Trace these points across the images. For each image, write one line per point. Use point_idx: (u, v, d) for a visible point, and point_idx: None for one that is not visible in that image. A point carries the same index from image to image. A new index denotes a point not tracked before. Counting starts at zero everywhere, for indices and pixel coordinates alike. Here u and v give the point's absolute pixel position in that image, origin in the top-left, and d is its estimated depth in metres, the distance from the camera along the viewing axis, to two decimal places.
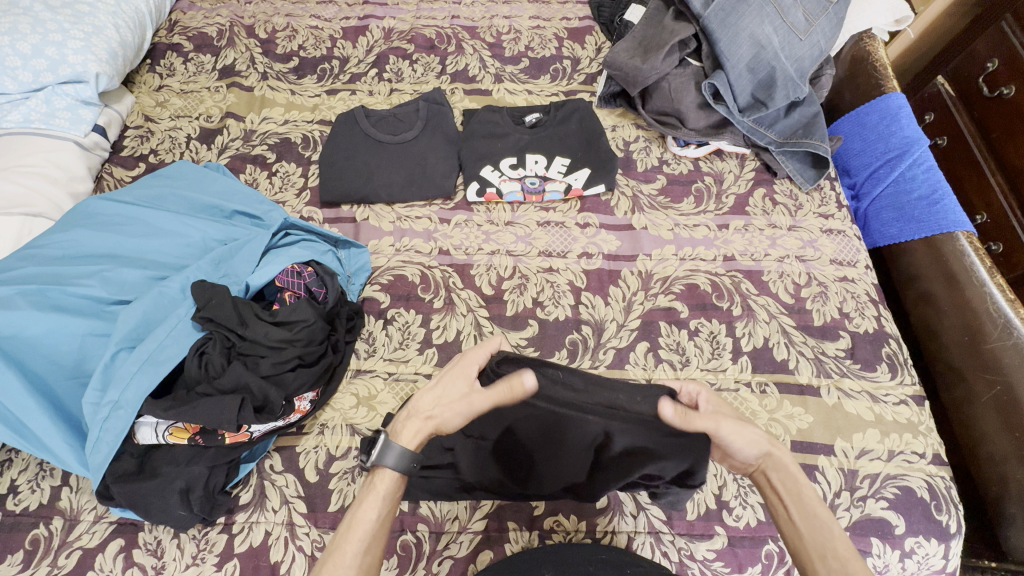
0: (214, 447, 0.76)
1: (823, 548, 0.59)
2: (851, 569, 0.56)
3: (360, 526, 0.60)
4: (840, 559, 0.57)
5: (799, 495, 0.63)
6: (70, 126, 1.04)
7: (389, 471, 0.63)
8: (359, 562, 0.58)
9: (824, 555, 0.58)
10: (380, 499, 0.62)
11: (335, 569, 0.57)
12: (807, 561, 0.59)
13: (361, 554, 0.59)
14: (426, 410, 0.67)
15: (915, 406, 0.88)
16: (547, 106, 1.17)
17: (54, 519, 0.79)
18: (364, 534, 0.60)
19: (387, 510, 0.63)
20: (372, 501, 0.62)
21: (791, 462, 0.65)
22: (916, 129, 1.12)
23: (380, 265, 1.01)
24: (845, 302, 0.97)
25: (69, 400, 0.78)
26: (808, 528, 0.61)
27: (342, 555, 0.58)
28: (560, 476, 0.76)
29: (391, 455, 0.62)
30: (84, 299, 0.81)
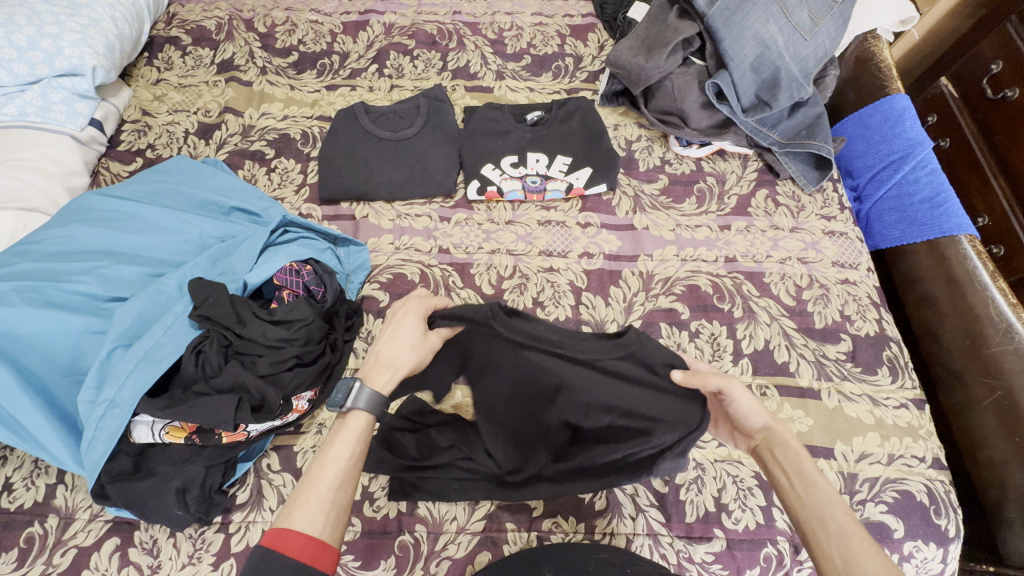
0: (211, 446, 0.75)
1: (821, 515, 0.58)
2: (850, 532, 0.56)
3: (332, 464, 0.61)
4: (839, 522, 0.57)
5: (800, 468, 0.61)
6: (65, 120, 1.02)
7: (361, 414, 0.64)
8: (331, 498, 0.59)
9: (823, 522, 0.58)
10: (353, 439, 0.63)
11: (307, 506, 0.58)
12: (811, 531, 0.58)
13: (333, 490, 0.59)
14: (391, 360, 0.68)
15: (915, 410, 0.88)
16: (549, 104, 1.16)
17: (49, 517, 0.79)
18: (338, 470, 0.60)
19: (361, 449, 0.63)
20: (344, 441, 0.63)
21: (790, 435, 0.64)
22: (920, 130, 1.11)
23: (379, 263, 1.01)
24: (847, 305, 0.97)
25: (65, 397, 0.77)
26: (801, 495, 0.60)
27: (314, 490, 0.59)
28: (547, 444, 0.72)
29: (363, 399, 0.64)
30: (80, 296, 0.80)
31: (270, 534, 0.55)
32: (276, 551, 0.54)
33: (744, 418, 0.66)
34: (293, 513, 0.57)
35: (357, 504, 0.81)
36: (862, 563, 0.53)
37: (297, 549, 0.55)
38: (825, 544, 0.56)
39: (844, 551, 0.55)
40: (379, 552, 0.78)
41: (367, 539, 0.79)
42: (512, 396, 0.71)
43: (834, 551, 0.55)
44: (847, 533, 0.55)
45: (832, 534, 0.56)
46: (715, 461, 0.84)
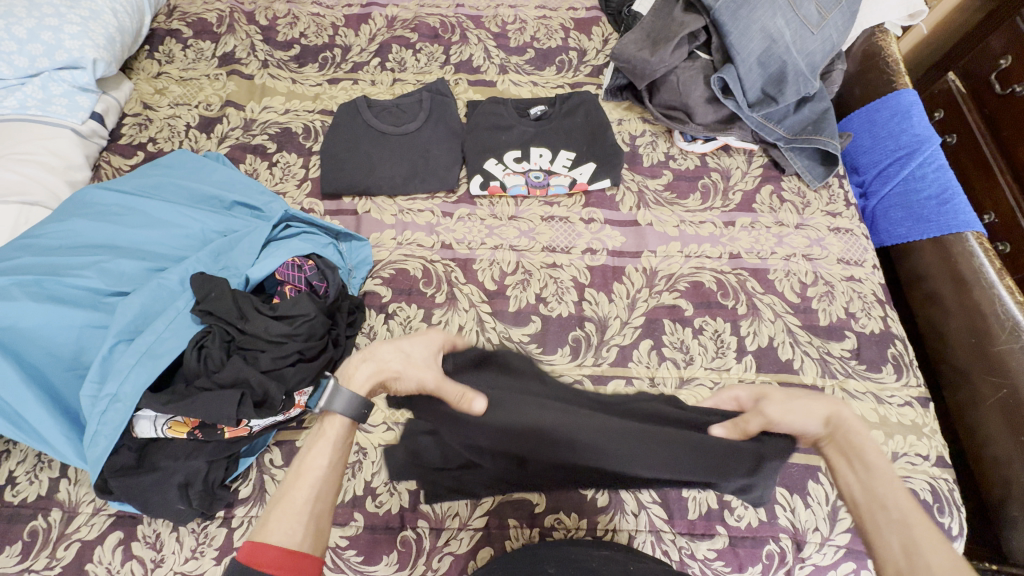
0: (214, 441, 0.75)
1: (882, 502, 0.62)
2: (911, 519, 0.58)
3: (310, 473, 0.61)
4: (902, 511, 0.60)
5: (864, 458, 0.68)
6: (67, 113, 1.02)
7: (336, 417, 0.66)
8: (309, 507, 0.59)
9: (886, 507, 0.61)
10: (328, 446, 0.64)
11: (283, 516, 0.57)
12: (872, 518, 0.61)
13: (310, 500, 0.59)
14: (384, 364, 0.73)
15: (920, 408, 0.88)
16: (552, 99, 1.15)
17: (53, 511, 0.79)
18: (314, 480, 0.61)
19: (337, 457, 0.64)
20: (321, 449, 0.64)
21: (856, 434, 0.71)
22: (927, 126, 1.10)
23: (382, 258, 1.00)
24: (852, 302, 0.96)
25: (68, 392, 0.77)
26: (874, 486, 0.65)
27: (289, 502, 0.58)
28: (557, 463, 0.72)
29: (337, 402, 0.65)
30: (82, 290, 0.80)
31: (244, 549, 0.52)
32: (254, 568, 0.50)
33: (801, 425, 0.72)
34: (266, 525, 0.55)
35: (359, 500, 0.81)
36: (925, 549, 0.53)
37: (280, 563, 0.52)
38: (886, 535, 0.58)
39: (905, 540, 0.55)
40: (381, 548, 0.78)
41: (369, 534, 0.79)
42: (512, 442, 0.70)
43: (893, 538, 0.56)
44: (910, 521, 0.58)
45: (893, 521, 0.59)
46: None
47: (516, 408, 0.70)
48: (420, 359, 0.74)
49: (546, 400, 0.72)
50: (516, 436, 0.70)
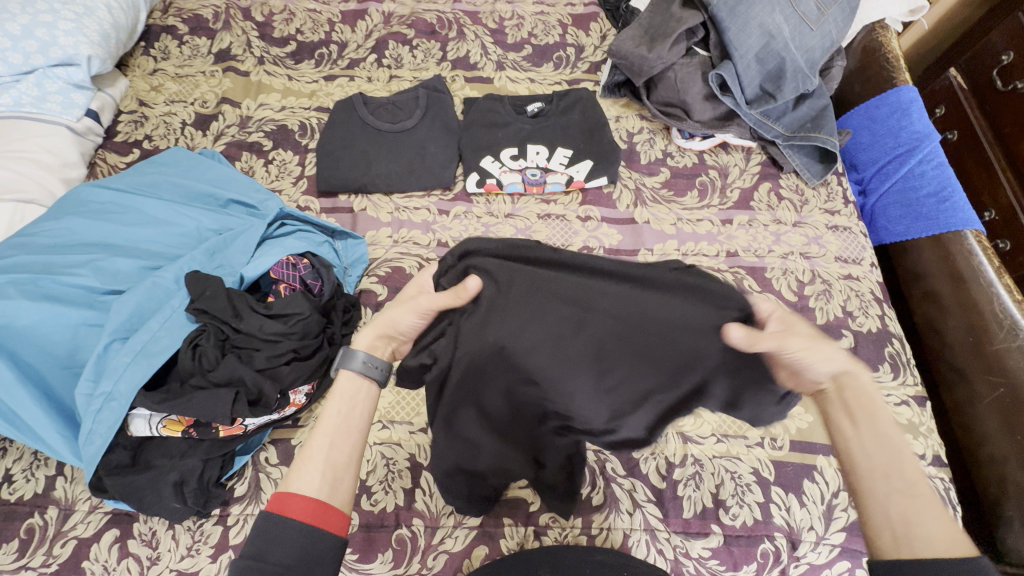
0: (208, 440, 0.75)
1: (886, 468, 0.55)
2: (915, 492, 0.54)
3: (330, 420, 0.62)
4: (905, 481, 0.54)
5: (868, 407, 0.60)
6: (62, 110, 1.02)
7: (352, 374, 0.65)
8: (328, 457, 0.60)
9: (889, 474, 0.55)
10: (345, 399, 0.64)
11: (304, 466, 0.58)
12: (865, 484, 0.56)
13: (328, 449, 0.60)
14: (390, 319, 0.68)
15: (916, 408, 0.88)
16: (550, 95, 1.14)
17: (49, 509, 0.79)
18: (330, 428, 0.62)
19: (356, 408, 0.65)
20: (338, 402, 0.64)
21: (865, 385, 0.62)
22: (928, 123, 1.09)
23: (378, 256, 1.00)
24: (849, 301, 0.96)
25: (63, 390, 0.77)
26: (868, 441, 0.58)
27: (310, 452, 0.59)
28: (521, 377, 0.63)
29: (353, 360, 0.65)
30: (76, 289, 0.80)
31: (272, 499, 0.55)
32: (281, 514, 0.54)
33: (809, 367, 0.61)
34: (290, 477, 0.57)
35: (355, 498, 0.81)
36: (922, 521, 0.51)
37: (303, 513, 0.54)
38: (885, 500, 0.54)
39: (904, 511, 0.53)
40: (376, 546, 0.78)
41: (365, 532, 0.79)
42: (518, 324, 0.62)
43: (892, 509, 0.53)
44: (912, 497, 0.53)
45: (896, 491, 0.54)
46: (714, 457, 0.84)
47: (507, 324, 0.63)
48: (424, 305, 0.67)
49: (537, 301, 0.63)
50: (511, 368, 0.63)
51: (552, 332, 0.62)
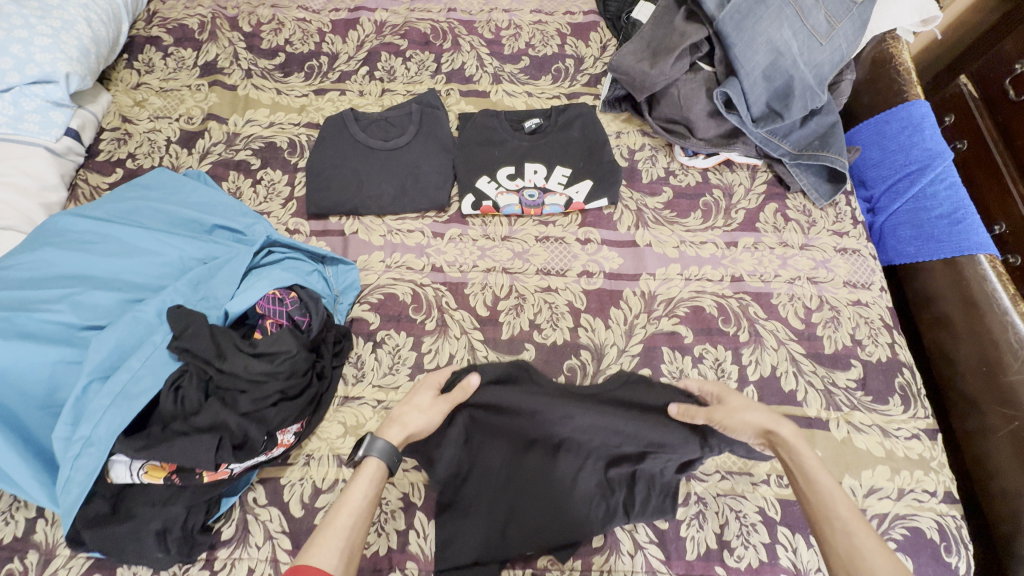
0: (191, 487, 0.72)
1: (826, 510, 0.60)
2: (855, 529, 0.58)
3: (350, 503, 0.62)
4: (845, 521, 0.58)
5: (800, 464, 0.65)
6: (40, 130, 0.98)
7: (376, 461, 0.67)
8: (347, 538, 0.59)
9: (829, 517, 0.60)
10: (367, 482, 0.65)
11: (323, 544, 0.58)
12: (818, 528, 0.61)
13: (350, 529, 0.60)
14: (408, 418, 0.73)
15: (928, 441, 0.85)
16: (548, 111, 1.10)
17: (29, 553, 0.77)
18: (353, 511, 0.62)
19: (375, 490, 0.65)
20: (361, 482, 0.65)
21: (789, 432, 0.68)
22: (941, 140, 1.05)
23: (370, 282, 0.96)
24: (858, 328, 0.93)
25: (41, 432, 0.74)
26: (820, 496, 0.62)
27: (331, 527, 0.59)
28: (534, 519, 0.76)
29: (377, 446, 0.68)
30: (53, 325, 0.77)
31: (286, 573, 0.54)
32: None
33: (743, 418, 0.70)
34: (309, 552, 0.57)
35: None
36: (871, 562, 0.54)
37: None
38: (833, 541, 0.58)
39: (851, 548, 0.57)
40: None
41: None
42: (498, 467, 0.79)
43: (841, 549, 0.57)
44: (852, 531, 0.57)
45: (839, 531, 0.58)
46: (718, 495, 0.81)
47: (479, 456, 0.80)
48: (428, 403, 0.75)
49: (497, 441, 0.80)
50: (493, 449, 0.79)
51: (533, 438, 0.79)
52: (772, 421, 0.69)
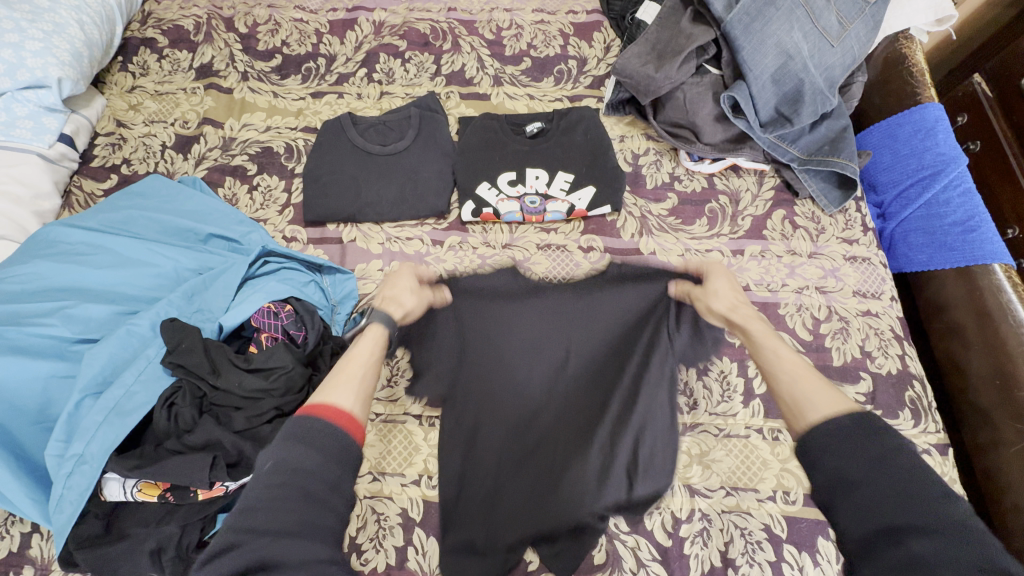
0: (187, 503, 0.71)
1: (781, 375, 0.70)
2: (803, 380, 0.67)
3: (358, 358, 0.73)
4: (797, 378, 0.67)
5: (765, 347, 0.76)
6: (32, 137, 0.96)
7: (379, 326, 0.79)
8: (360, 383, 0.68)
9: (787, 379, 0.69)
10: (372, 342, 0.76)
11: (339, 387, 0.66)
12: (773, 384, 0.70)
13: (361, 375, 0.70)
14: (396, 297, 0.85)
15: (938, 457, 0.83)
16: (550, 114, 1.08)
17: (25, 569, 0.76)
18: (362, 363, 0.72)
19: (378, 353, 0.76)
20: (366, 342, 0.76)
21: (760, 328, 0.79)
22: (954, 145, 1.02)
23: (368, 292, 0.95)
24: (868, 340, 0.90)
25: (34, 448, 0.73)
26: (774, 364, 0.72)
27: (344, 375, 0.69)
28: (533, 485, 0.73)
29: (377, 316, 0.81)
30: (46, 339, 0.76)
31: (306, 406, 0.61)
32: (316, 414, 0.59)
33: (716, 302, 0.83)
34: (327, 391, 0.65)
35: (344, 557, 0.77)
36: (812, 397, 0.62)
37: (338, 417, 0.60)
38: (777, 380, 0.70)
39: (800, 395, 0.64)
40: None
41: None
42: (489, 435, 0.77)
43: (784, 389, 0.67)
44: (800, 381, 0.66)
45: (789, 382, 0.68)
46: (723, 512, 0.80)
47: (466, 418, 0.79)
48: (410, 286, 0.87)
49: (483, 404, 0.79)
50: (481, 412, 0.78)
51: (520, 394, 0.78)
52: (744, 318, 0.81)
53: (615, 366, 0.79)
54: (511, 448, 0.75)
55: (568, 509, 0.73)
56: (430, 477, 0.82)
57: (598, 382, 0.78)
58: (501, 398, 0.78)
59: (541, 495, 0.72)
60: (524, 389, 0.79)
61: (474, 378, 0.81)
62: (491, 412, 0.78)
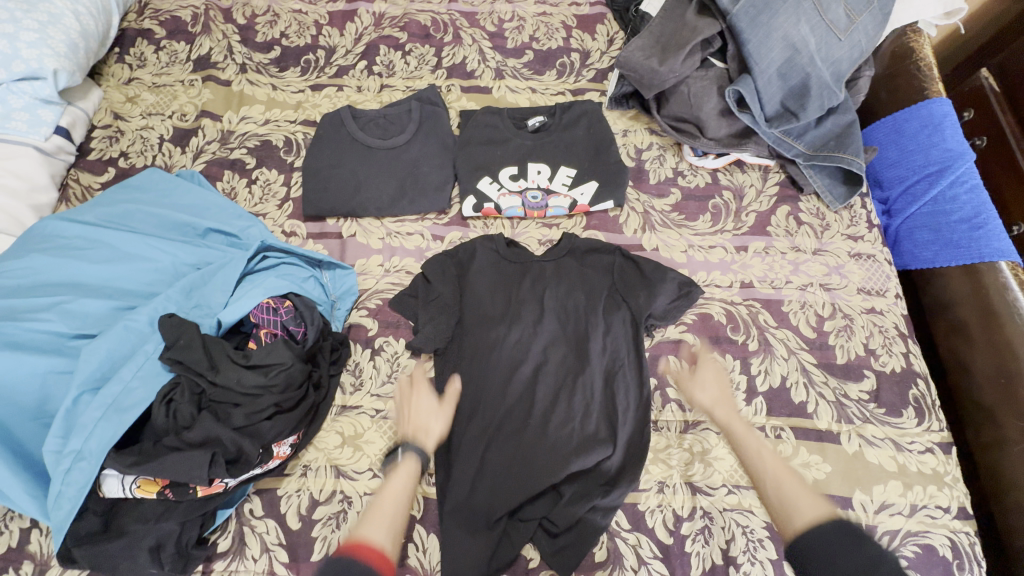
0: (186, 500, 0.70)
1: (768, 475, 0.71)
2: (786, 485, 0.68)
3: (394, 491, 0.72)
4: (783, 485, 0.69)
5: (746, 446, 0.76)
6: (28, 129, 0.95)
7: (412, 455, 0.76)
8: (393, 526, 0.68)
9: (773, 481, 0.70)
10: (405, 479, 0.74)
11: (375, 525, 0.67)
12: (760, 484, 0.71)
13: (395, 514, 0.69)
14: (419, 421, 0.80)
15: (942, 456, 0.82)
16: (552, 108, 1.06)
17: (24, 564, 0.76)
18: (398, 500, 0.71)
19: (413, 483, 0.74)
20: (400, 475, 0.74)
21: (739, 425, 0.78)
22: (961, 141, 1.01)
23: (368, 287, 0.94)
24: (872, 337, 0.90)
25: (32, 444, 0.73)
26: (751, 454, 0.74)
27: (382, 514, 0.69)
28: (515, 453, 0.80)
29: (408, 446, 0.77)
30: (44, 334, 0.75)
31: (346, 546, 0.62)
32: (354, 556, 0.60)
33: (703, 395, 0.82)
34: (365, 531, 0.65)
35: None
36: (796, 503, 0.65)
37: (375, 556, 0.61)
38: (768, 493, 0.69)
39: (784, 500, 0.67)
40: None
41: None
42: (475, 415, 0.83)
43: (773, 501, 0.68)
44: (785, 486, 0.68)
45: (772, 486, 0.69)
46: (724, 510, 0.79)
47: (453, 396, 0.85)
48: (433, 405, 0.82)
49: (468, 384, 0.85)
50: (466, 392, 0.85)
51: (499, 371, 0.86)
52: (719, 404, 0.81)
53: (582, 338, 0.88)
54: (494, 418, 0.83)
55: (550, 468, 0.78)
56: (430, 474, 0.82)
57: (568, 355, 0.87)
58: (484, 373, 0.86)
59: (524, 460, 0.79)
60: (503, 367, 0.86)
61: (458, 355, 0.88)
62: (476, 386, 0.85)
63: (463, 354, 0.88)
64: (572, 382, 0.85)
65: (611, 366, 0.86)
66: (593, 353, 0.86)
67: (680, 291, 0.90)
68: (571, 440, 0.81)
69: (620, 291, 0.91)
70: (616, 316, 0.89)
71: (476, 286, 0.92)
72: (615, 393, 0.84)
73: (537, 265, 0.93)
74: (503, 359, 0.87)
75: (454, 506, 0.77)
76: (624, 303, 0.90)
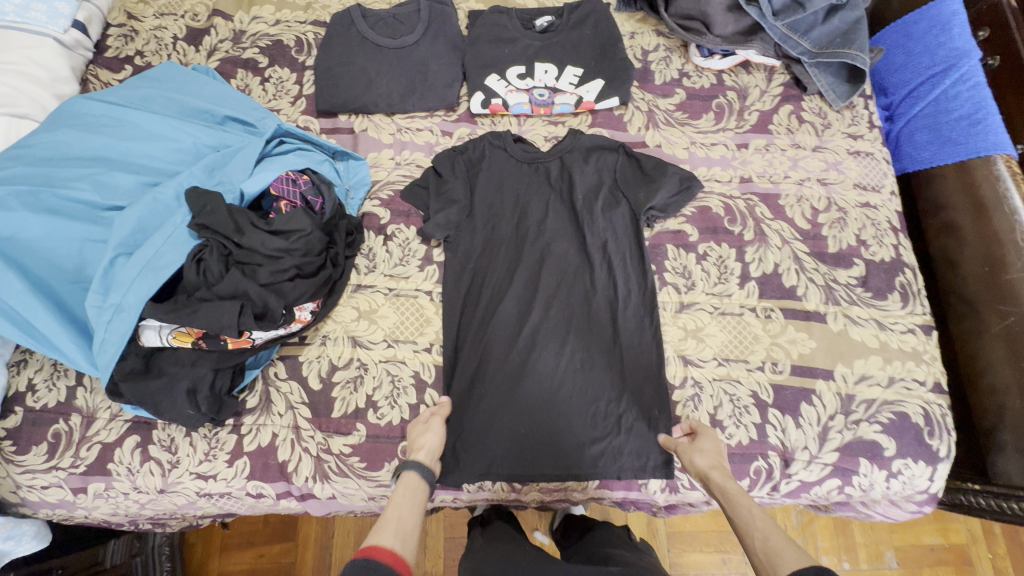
0: (217, 351, 0.79)
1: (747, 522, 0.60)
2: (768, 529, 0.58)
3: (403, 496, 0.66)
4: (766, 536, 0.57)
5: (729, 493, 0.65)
6: (47, 20, 0.97)
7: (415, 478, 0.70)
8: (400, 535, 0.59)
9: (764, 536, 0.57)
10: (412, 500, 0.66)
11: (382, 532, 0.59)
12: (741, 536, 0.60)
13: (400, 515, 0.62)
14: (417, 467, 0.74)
15: (922, 336, 0.87)
16: (560, 9, 1.07)
17: (73, 416, 0.84)
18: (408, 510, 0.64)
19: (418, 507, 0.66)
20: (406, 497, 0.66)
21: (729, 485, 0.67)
22: (969, 40, 1.02)
23: (380, 178, 0.98)
24: (864, 229, 0.93)
25: (74, 303, 0.79)
26: (742, 511, 0.62)
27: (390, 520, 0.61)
28: (516, 332, 0.86)
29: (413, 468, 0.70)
30: (79, 203, 0.80)
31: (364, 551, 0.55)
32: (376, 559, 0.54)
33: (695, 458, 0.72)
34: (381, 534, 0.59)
35: (361, 412, 0.83)
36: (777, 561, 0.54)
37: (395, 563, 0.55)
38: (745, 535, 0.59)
39: (766, 546, 0.56)
40: (383, 456, 0.82)
41: (371, 443, 0.82)
42: (480, 298, 0.89)
43: (756, 547, 0.57)
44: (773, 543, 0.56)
45: (759, 532, 0.58)
46: (713, 380, 0.85)
47: (461, 280, 0.90)
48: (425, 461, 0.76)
49: (475, 271, 0.91)
50: (472, 278, 0.90)
51: (504, 260, 0.91)
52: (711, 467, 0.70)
53: (583, 231, 0.92)
54: (497, 302, 0.88)
55: (549, 346, 0.86)
56: (437, 345, 0.88)
57: (570, 245, 0.92)
58: (490, 262, 0.91)
59: (527, 341, 0.86)
60: (507, 257, 0.91)
61: (467, 243, 0.92)
62: (484, 274, 0.90)
63: (471, 242, 0.92)
64: (575, 272, 0.90)
65: (611, 257, 0.91)
66: (593, 245, 0.91)
67: (682, 186, 0.93)
68: (568, 322, 0.87)
69: (621, 188, 0.93)
70: (616, 211, 0.92)
71: (485, 181, 0.95)
72: (614, 278, 0.89)
73: (542, 160, 0.97)
74: (508, 249, 0.92)
75: (463, 377, 0.84)
76: (625, 199, 0.93)
